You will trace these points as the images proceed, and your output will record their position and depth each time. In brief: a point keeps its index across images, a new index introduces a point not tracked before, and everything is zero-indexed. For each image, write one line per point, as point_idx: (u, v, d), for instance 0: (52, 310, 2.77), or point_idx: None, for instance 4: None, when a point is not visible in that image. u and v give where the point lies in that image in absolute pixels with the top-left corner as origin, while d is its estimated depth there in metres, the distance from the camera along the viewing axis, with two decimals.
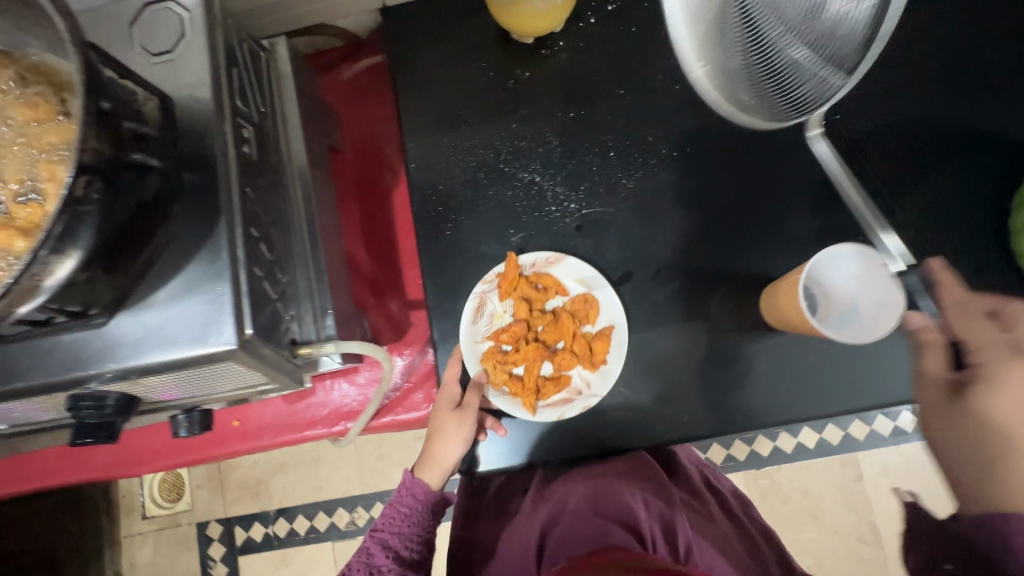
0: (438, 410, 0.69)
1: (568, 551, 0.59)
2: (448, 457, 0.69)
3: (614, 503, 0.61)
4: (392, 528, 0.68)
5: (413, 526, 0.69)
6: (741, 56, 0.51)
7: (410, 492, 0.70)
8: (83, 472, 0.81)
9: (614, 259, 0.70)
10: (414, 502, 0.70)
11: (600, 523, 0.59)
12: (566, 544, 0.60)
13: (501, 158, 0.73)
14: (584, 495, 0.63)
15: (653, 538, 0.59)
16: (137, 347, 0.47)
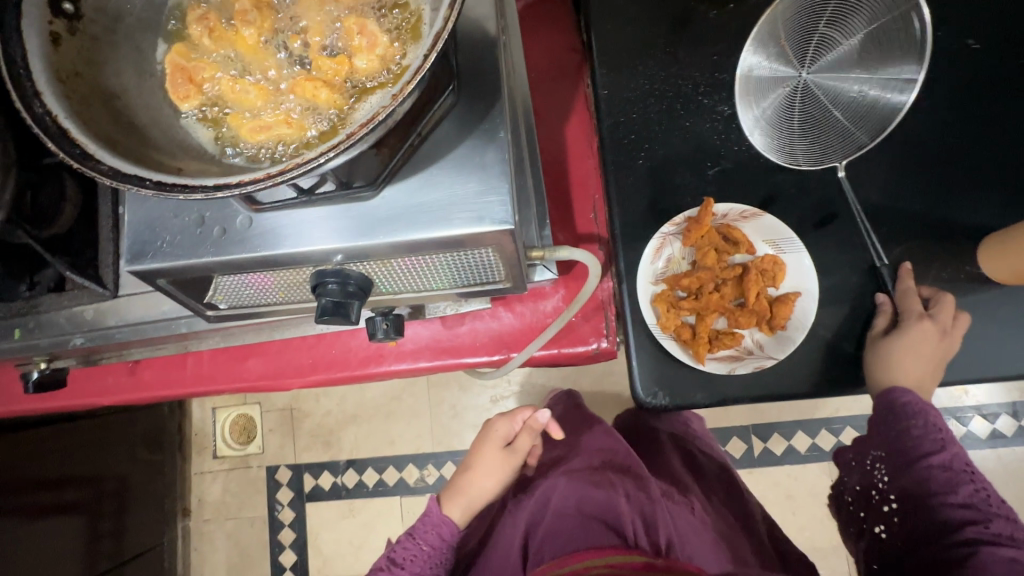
0: (490, 441, 0.85)
1: (551, 548, 0.75)
2: (482, 488, 0.83)
3: (597, 500, 0.78)
4: (413, 564, 0.74)
5: (435, 566, 0.76)
6: (794, 121, 0.67)
7: (438, 529, 0.78)
8: (237, 380, 0.81)
9: (819, 199, 0.67)
10: (439, 542, 0.77)
11: (582, 521, 0.76)
12: (550, 543, 0.76)
13: (700, 90, 0.71)
14: (569, 493, 0.81)
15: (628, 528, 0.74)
16: (405, 223, 0.46)
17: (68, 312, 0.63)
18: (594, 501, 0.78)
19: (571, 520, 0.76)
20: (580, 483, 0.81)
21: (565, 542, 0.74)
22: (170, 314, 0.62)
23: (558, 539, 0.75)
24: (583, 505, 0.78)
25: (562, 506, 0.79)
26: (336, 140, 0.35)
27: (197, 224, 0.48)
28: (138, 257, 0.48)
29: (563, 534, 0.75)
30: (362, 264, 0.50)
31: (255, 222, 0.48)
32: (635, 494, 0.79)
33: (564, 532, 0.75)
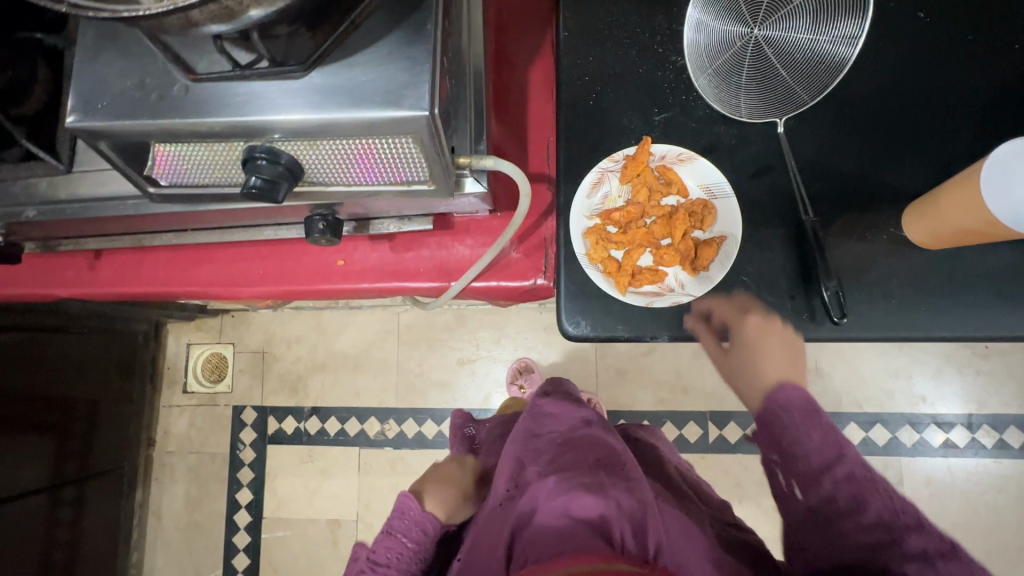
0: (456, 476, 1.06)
1: (534, 546, 0.65)
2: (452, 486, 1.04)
3: (585, 507, 0.66)
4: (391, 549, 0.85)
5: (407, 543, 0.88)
6: (745, 76, 0.68)
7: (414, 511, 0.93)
8: (189, 284, 0.84)
9: (758, 152, 0.69)
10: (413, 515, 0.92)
11: (569, 523, 0.65)
12: (533, 541, 0.66)
13: (656, 39, 0.73)
14: (555, 500, 0.68)
15: (621, 534, 0.63)
16: (329, 102, 0.49)
17: (23, 182, 0.66)
18: (584, 504, 0.66)
19: (559, 520, 0.66)
20: (569, 486, 0.70)
21: (548, 536, 0.65)
22: (119, 194, 0.65)
23: (544, 543, 0.65)
24: (573, 509, 0.66)
25: (548, 510, 0.68)
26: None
27: (136, 89, 0.51)
28: (79, 114, 0.51)
29: (550, 536, 0.65)
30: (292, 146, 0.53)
31: (191, 91, 0.50)
32: (627, 500, 0.68)
33: (549, 534, 0.65)
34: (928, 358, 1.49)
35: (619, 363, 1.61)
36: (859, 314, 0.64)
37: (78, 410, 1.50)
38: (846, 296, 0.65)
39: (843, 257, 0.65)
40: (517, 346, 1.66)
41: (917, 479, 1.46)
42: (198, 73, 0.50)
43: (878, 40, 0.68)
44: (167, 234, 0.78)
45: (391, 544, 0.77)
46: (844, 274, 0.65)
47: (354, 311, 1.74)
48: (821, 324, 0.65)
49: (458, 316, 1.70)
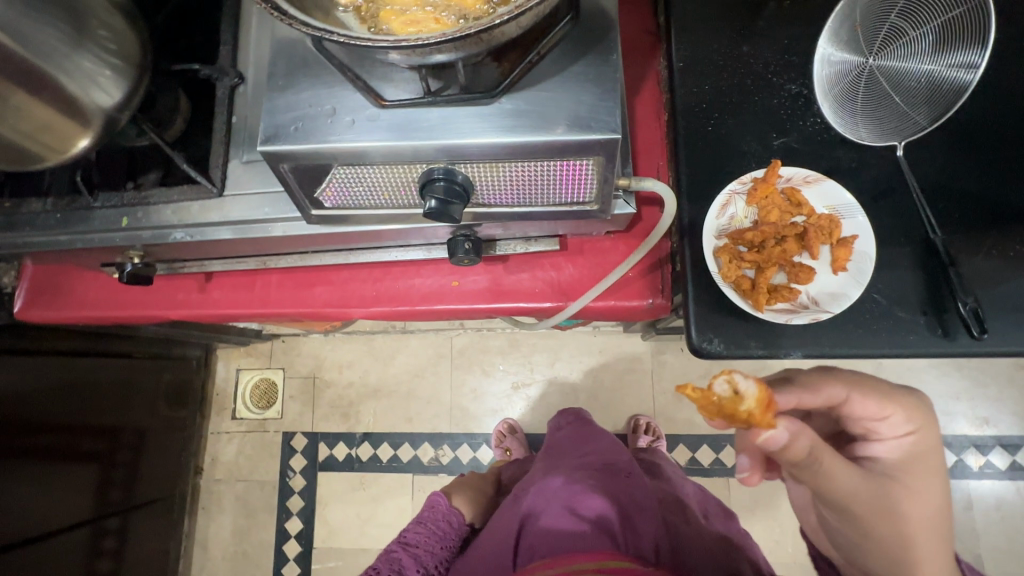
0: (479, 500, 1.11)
1: (542, 544, 0.74)
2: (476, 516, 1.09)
3: (588, 510, 0.76)
4: (425, 548, 0.91)
5: (444, 547, 0.94)
6: (861, 101, 0.72)
7: (448, 518, 0.99)
8: (300, 305, 0.85)
9: (879, 174, 0.71)
10: (449, 526, 0.98)
11: (574, 524, 0.74)
12: (541, 540, 0.75)
13: (770, 69, 0.76)
14: (561, 506, 0.78)
15: (620, 536, 0.72)
16: (518, 126, 0.51)
17: (174, 205, 0.68)
18: (587, 509, 0.76)
19: (566, 517, 0.76)
20: (577, 489, 0.81)
21: (555, 535, 0.74)
22: (269, 216, 0.66)
23: (554, 537, 0.74)
24: (580, 508, 0.77)
25: (557, 508, 0.78)
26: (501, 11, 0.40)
27: (325, 115, 0.53)
28: (268, 139, 0.53)
29: (557, 533, 0.74)
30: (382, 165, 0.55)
31: (379, 117, 0.53)
32: (625, 509, 0.78)
33: (557, 533, 0.74)
34: (988, 381, 1.50)
35: (676, 387, 1.61)
36: (995, 331, 0.65)
37: (126, 439, 1.49)
38: (982, 312, 0.66)
39: (973, 274, 0.67)
40: (572, 370, 1.66)
41: (986, 503, 1.44)
42: (387, 99, 0.53)
43: (989, 70, 0.71)
44: (291, 256, 0.80)
45: (420, 530, 0.95)
46: (975, 291, 0.67)
47: (407, 336, 1.75)
48: (957, 339, 0.66)
49: (511, 340, 1.70)
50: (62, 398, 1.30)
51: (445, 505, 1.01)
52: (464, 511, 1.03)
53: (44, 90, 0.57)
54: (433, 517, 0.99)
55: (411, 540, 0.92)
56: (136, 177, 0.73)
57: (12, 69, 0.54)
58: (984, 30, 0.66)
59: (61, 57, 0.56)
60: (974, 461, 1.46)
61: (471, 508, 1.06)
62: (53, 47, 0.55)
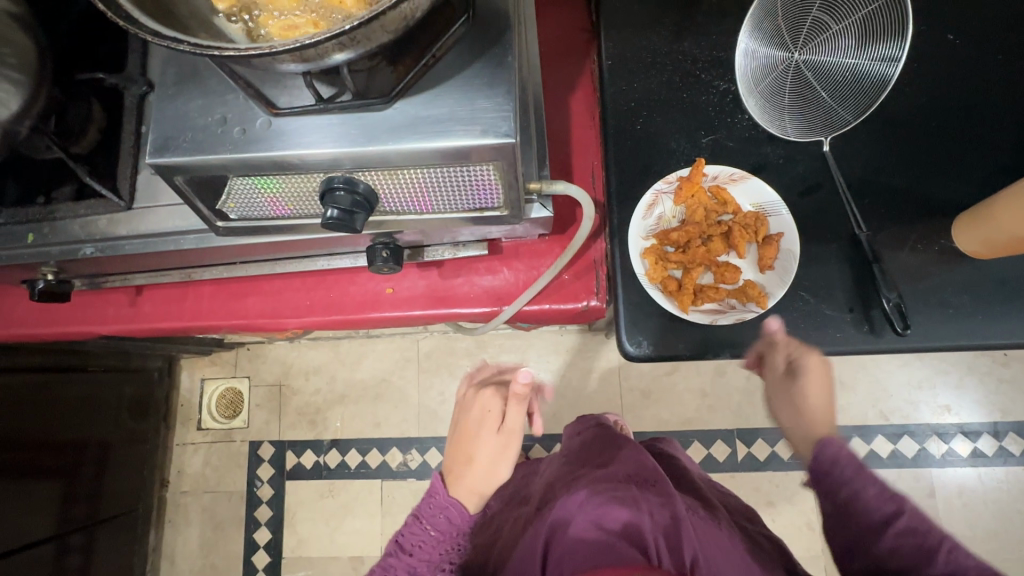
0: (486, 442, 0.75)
1: (568, 559, 0.63)
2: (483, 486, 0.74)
3: (622, 521, 0.65)
4: (421, 553, 0.68)
5: (445, 552, 0.70)
6: (789, 96, 0.71)
7: (445, 513, 0.71)
8: (234, 317, 0.83)
9: (804, 170, 0.71)
10: (447, 527, 0.70)
11: (606, 536, 0.64)
12: (566, 555, 0.64)
13: (697, 66, 0.75)
14: (590, 515, 0.67)
15: (657, 552, 0.63)
16: (414, 132, 0.50)
17: (82, 220, 0.65)
18: (619, 519, 0.66)
19: (592, 532, 0.65)
20: (601, 499, 0.69)
21: (584, 546, 0.63)
22: (181, 229, 0.64)
23: (579, 556, 0.62)
24: (607, 521, 0.66)
25: (579, 519, 0.67)
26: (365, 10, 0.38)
27: (216, 125, 0.51)
28: (158, 150, 0.51)
29: (586, 546, 0.63)
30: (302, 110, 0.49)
31: (273, 125, 0.51)
32: (659, 515, 0.68)
33: (585, 545, 0.63)
34: (948, 369, 1.51)
35: (643, 385, 1.60)
36: (918, 325, 0.65)
37: (88, 453, 1.45)
38: (905, 306, 0.66)
39: (897, 268, 0.67)
40: (539, 370, 1.65)
41: (949, 490, 1.45)
42: (279, 107, 0.51)
43: (911, 63, 0.71)
44: (217, 267, 0.78)
45: (417, 530, 0.70)
46: (899, 285, 0.66)
47: (373, 340, 1.73)
48: (882, 336, 0.66)
49: (478, 342, 1.69)
50: (12, 414, 1.26)
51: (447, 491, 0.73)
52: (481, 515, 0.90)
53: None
54: (431, 511, 0.72)
55: (409, 545, 0.69)
56: (49, 192, 0.69)
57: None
58: (902, 24, 0.65)
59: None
60: (937, 449, 1.47)
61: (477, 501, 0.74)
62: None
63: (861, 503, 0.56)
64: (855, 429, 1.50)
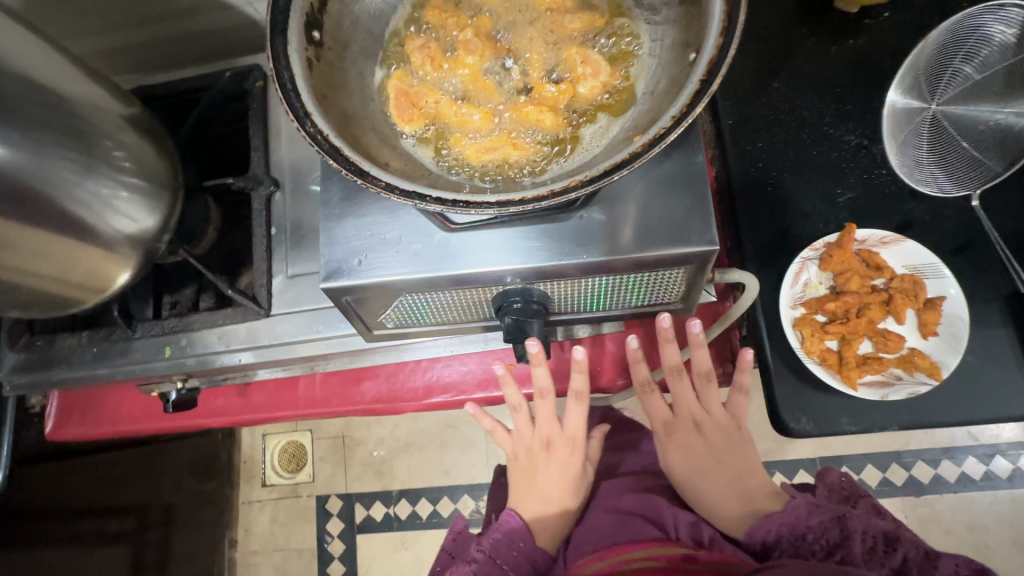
0: (537, 458, 0.69)
1: (586, 547, 0.60)
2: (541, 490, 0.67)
3: (641, 504, 0.62)
4: None
5: None
6: (929, 148, 0.68)
7: (530, 559, 0.62)
8: (351, 404, 0.81)
9: (953, 226, 0.67)
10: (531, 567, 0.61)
11: (618, 519, 0.61)
12: (584, 543, 0.61)
13: (824, 121, 0.72)
14: (605, 505, 0.64)
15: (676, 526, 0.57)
16: (604, 243, 0.47)
17: (220, 329, 0.64)
18: (633, 503, 0.62)
19: (608, 517, 0.62)
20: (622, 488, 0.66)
21: (598, 534, 0.61)
22: (324, 334, 0.63)
23: (590, 541, 0.61)
24: (620, 503, 0.63)
25: (597, 509, 0.64)
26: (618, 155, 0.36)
27: (389, 245, 0.49)
28: (330, 276, 0.49)
29: (600, 532, 0.61)
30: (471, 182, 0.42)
31: (449, 242, 0.49)
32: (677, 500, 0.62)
33: (597, 530, 0.61)
34: None
35: None
36: None
37: (155, 515, 1.41)
38: None
39: None
40: None
41: None
42: (453, 222, 0.49)
43: None
44: (341, 358, 0.76)
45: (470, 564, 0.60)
46: None
47: None
48: None
49: None
50: (85, 480, 1.21)
51: (515, 522, 0.64)
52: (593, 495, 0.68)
53: (58, 227, 0.51)
54: (494, 541, 0.62)
55: None
56: (171, 297, 0.71)
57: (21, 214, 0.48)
58: None
59: (67, 186, 0.50)
60: None
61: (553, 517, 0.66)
62: (58, 180, 0.49)
63: (797, 543, 0.49)
64: (943, 453, 1.21)
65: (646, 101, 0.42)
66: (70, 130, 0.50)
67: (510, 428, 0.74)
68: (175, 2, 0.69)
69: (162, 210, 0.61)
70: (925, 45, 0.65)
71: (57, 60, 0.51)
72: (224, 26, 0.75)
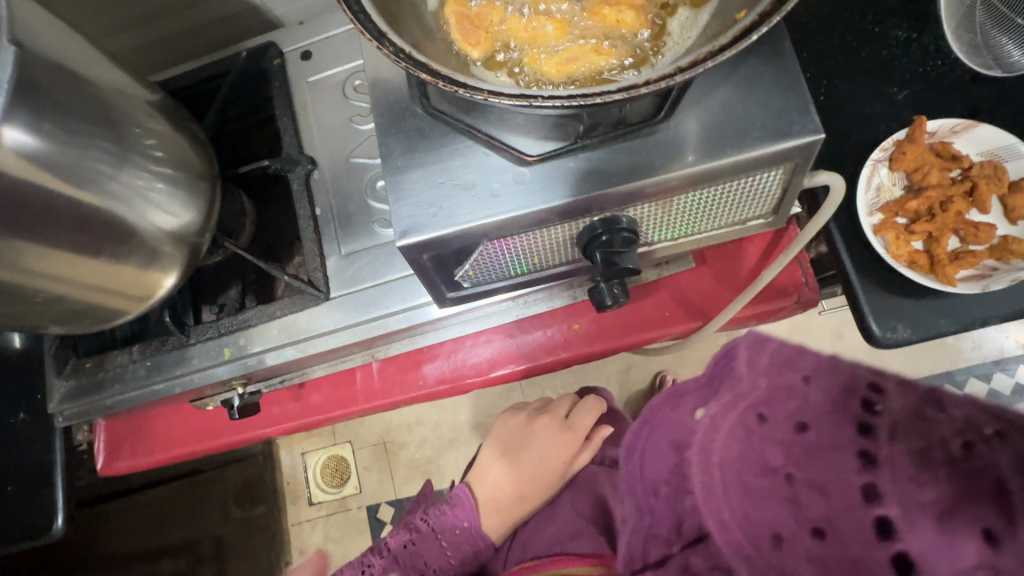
0: (510, 431, 0.86)
1: (534, 547, 0.76)
2: (498, 469, 0.81)
3: (594, 509, 0.78)
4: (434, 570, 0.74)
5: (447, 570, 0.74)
6: (986, 27, 0.65)
7: (473, 541, 0.76)
8: (414, 390, 0.77)
9: (1020, 106, 0.64)
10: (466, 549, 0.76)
11: (575, 523, 0.76)
12: (534, 541, 0.77)
13: (868, 19, 0.68)
14: (570, 508, 0.79)
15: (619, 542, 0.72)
16: (699, 151, 0.44)
17: (279, 321, 0.61)
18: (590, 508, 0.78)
19: (567, 519, 0.77)
20: (583, 488, 0.81)
21: (552, 536, 0.76)
22: (389, 309, 0.59)
23: (542, 539, 0.76)
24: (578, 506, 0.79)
25: (559, 510, 0.79)
26: (740, 24, 0.33)
27: (463, 188, 0.46)
28: (405, 233, 0.45)
29: (550, 533, 0.76)
30: (558, 88, 0.38)
31: (528, 176, 0.45)
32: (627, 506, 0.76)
33: (549, 528, 0.77)
34: None
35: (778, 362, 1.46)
36: None
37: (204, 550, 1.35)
38: None
39: None
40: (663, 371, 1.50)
41: None
42: (530, 155, 0.45)
43: None
44: (401, 339, 0.72)
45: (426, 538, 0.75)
46: None
47: None
48: None
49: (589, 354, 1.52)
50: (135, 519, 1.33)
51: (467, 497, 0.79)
52: (537, 464, 0.81)
53: (94, 227, 0.46)
54: (453, 518, 0.77)
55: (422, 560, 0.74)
56: (217, 300, 0.67)
57: (63, 214, 0.44)
58: None
59: (105, 179, 0.46)
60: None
61: (509, 484, 0.80)
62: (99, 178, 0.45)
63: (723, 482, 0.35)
64: None
65: None
66: (99, 115, 0.45)
67: (515, 412, 0.89)
68: None
69: (190, 202, 0.56)
70: None
71: (74, 45, 0.47)
72: (223, 15, 0.71)
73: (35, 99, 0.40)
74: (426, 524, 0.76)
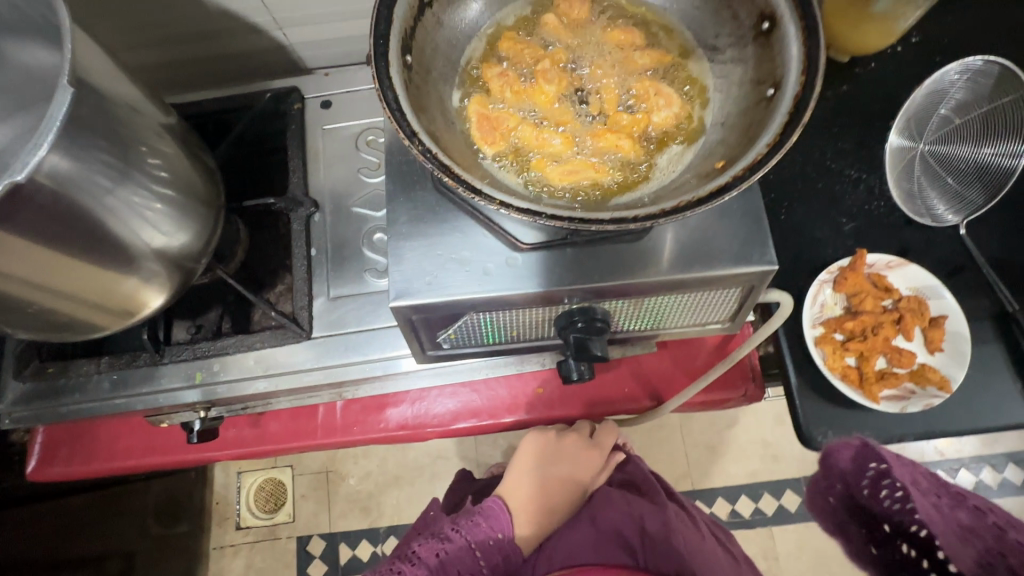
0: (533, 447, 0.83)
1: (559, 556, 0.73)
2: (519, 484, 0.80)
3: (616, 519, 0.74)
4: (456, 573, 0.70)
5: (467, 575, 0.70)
6: (919, 182, 0.76)
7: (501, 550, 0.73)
8: (374, 432, 0.78)
9: (944, 251, 0.74)
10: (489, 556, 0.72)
11: (600, 536, 0.73)
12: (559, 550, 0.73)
13: (827, 156, 0.77)
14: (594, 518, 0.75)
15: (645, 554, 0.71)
16: (672, 263, 0.49)
17: (256, 354, 0.62)
18: (613, 521, 0.74)
19: (588, 527, 0.74)
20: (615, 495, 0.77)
21: (575, 545, 0.73)
22: (368, 356, 0.62)
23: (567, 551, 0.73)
24: (601, 517, 0.75)
25: (582, 520, 0.75)
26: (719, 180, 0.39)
27: (459, 264, 0.50)
28: (399, 297, 0.49)
29: (576, 540, 0.73)
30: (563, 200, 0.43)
31: (518, 261, 0.50)
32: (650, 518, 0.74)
33: (576, 536, 0.74)
34: None
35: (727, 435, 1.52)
36: None
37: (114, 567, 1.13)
38: None
39: None
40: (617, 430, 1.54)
41: None
42: (523, 243, 0.50)
43: None
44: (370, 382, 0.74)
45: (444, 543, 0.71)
46: None
47: None
48: None
49: None
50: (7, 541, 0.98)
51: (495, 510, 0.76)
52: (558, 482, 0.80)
53: (82, 239, 0.46)
54: (478, 528, 0.73)
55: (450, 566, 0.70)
56: (195, 321, 0.67)
57: (52, 225, 0.43)
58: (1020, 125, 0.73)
59: (102, 195, 0.45)
60: None
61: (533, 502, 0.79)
62: (112, 202, 0.46)
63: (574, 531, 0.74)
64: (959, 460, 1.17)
65: (716, 131, 0.45)
66: (106, 130, 0.45)
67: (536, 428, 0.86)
68: (205, 23, 0.69)
69: (183, 219, 0.55)
70: (913, 96, 0.74)
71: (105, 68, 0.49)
72: (248, 49, 0.75)
73: (76, 132, 0.42)
74: (457, 535, 0.72)
